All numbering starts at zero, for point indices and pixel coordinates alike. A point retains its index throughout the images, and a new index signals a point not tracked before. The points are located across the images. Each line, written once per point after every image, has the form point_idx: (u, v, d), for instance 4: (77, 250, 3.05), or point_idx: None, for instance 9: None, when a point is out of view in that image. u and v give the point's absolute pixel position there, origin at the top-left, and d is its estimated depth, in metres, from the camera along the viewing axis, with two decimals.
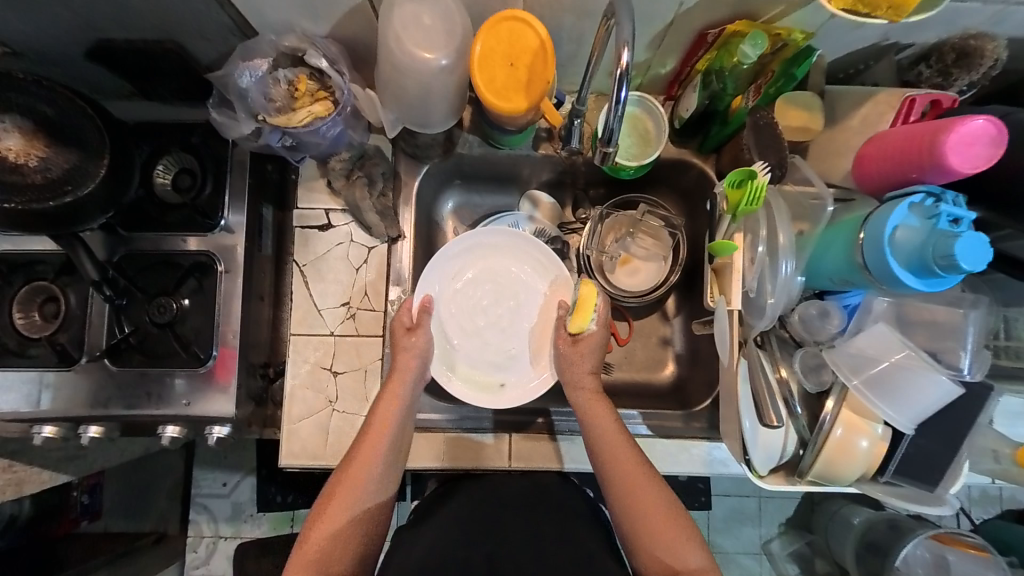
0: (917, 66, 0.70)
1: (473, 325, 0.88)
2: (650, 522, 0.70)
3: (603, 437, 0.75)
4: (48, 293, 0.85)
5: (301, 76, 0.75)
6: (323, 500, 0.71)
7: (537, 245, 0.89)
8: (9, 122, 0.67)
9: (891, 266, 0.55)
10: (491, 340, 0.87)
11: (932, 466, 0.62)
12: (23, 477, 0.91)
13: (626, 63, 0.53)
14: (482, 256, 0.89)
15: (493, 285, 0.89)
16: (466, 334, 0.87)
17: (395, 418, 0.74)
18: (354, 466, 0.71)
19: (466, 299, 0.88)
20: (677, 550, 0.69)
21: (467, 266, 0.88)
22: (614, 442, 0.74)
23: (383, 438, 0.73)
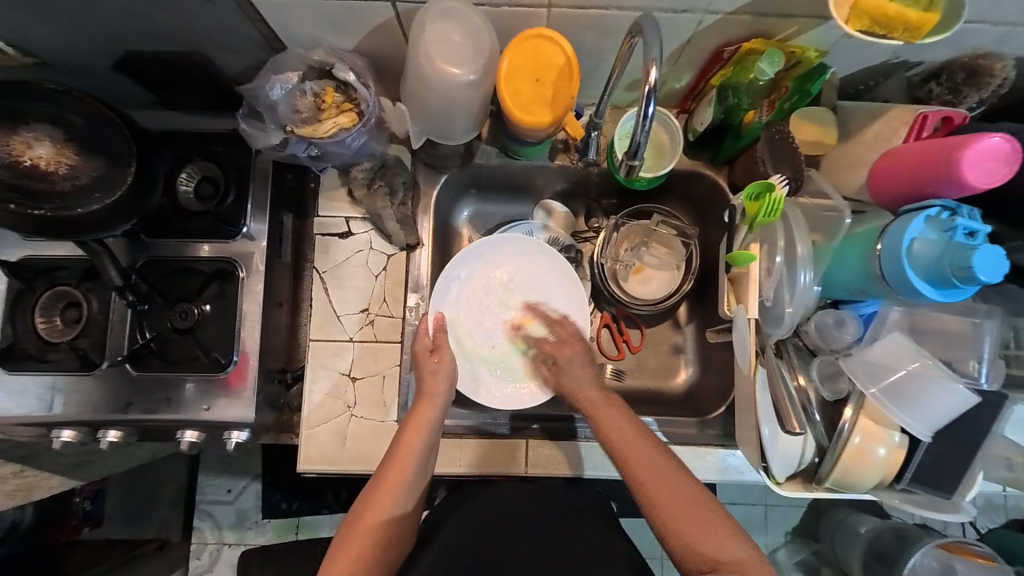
0: (928, 84, 0.73)
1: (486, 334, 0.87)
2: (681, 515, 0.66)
3: (647, 482, 0.68)
4: (69, 299, 0.86)
5: (328, 89, 0.77)
6: (348, 527, 0.68)
7: (547, 256, 0.89)
8: (39, 130, 0.69)
9: (909, 276, 0.56)
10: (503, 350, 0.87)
11: (947, 473, 0.63)
12: (33, 482, 0.91)
13: (655, 80, 0.55)
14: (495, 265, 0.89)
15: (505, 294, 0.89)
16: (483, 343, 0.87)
17: (423, 437, 0.73)
18: (382, 488, 0.69)
19: (477, 308, 0.87)
20: (707, 538, 0.65)
21: (482, 275, 0.88)
22: (654, 471, 0.69)
23: (416, 443, 0.72)
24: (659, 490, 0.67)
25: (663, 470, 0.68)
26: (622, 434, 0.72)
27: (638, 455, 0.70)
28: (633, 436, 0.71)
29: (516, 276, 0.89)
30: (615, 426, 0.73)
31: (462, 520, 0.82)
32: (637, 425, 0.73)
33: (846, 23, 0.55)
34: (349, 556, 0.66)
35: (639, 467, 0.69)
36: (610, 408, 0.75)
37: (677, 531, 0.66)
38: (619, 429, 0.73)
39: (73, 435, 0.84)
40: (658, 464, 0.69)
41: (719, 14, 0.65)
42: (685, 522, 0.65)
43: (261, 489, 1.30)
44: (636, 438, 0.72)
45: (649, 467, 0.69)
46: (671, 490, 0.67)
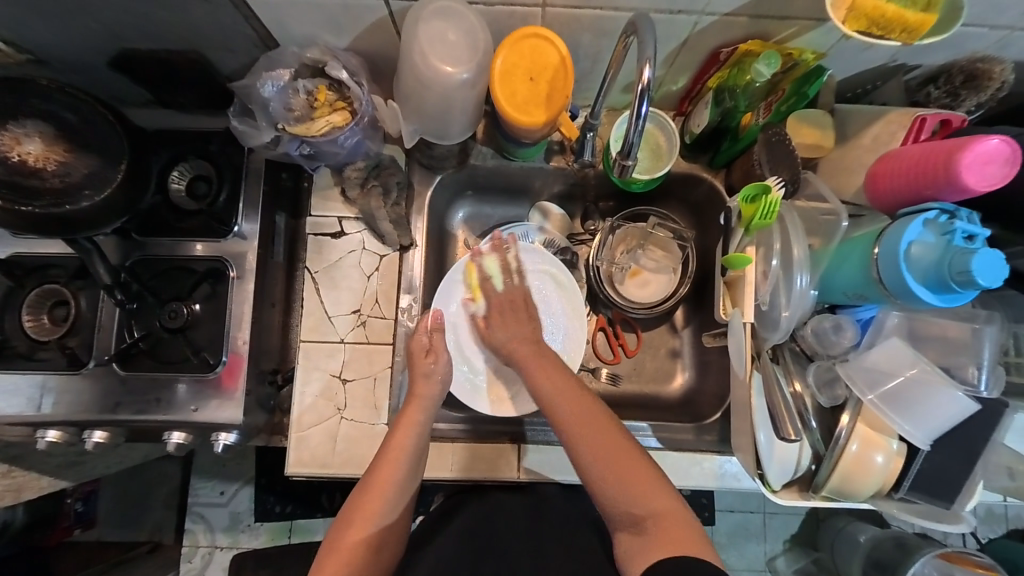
0: (926, 88, 0.73)
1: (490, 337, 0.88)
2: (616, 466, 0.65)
3: (594, 446, 0.66)
4: (60, 297, 0.85)
5: (321, 87, 0.76)
6: (336, 532, 0.67)
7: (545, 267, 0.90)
8: (31, 126, 0.68)
9: (908, 280, 0.55)
10: (507, 353, 0.88)
11: (946, 482, 0.62)
12: (21, 484, 0.90)
13: (648, 79, 0.55)
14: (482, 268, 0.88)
15: (502, 296, 0.89)
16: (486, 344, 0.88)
17: (413, 441, 0.71)
18: (372, 491, 0.68)
19: (478, 312, 0.88)
20: (642, 496, 0.64)
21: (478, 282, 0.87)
22: (596, 436, 0.67)
23: (407, 446, 0.71)
24: (601, 450, 0.66)
25: (610, 434, 0.67)
26: (558, 392, 0.71)
27: (585, 418, 0.68)
28: (570, 394, 0.71)
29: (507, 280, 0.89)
30: (558, 393, 0.71)
31: (457, 527, 0.81)
32: (575, 385, 0.72)
33: (843, 24, 0.54)
34: (340, 558, 0.65)
35: (576, 429, 0.68)
36: (534, 361, 0.75)
37: (612, 486, 0.65)
38: (553, 386, 0.72)
39: (60, 435, 0.83)
40: (607, 432, 0.67)
41: (716, 15, 0.64)
42: (622, 478, 0.65)
43: (254, 492, 1.29)
44: (575, 393, 0.71)
45: (604, 434, 0.67)
46: (609, 442, 0.67)
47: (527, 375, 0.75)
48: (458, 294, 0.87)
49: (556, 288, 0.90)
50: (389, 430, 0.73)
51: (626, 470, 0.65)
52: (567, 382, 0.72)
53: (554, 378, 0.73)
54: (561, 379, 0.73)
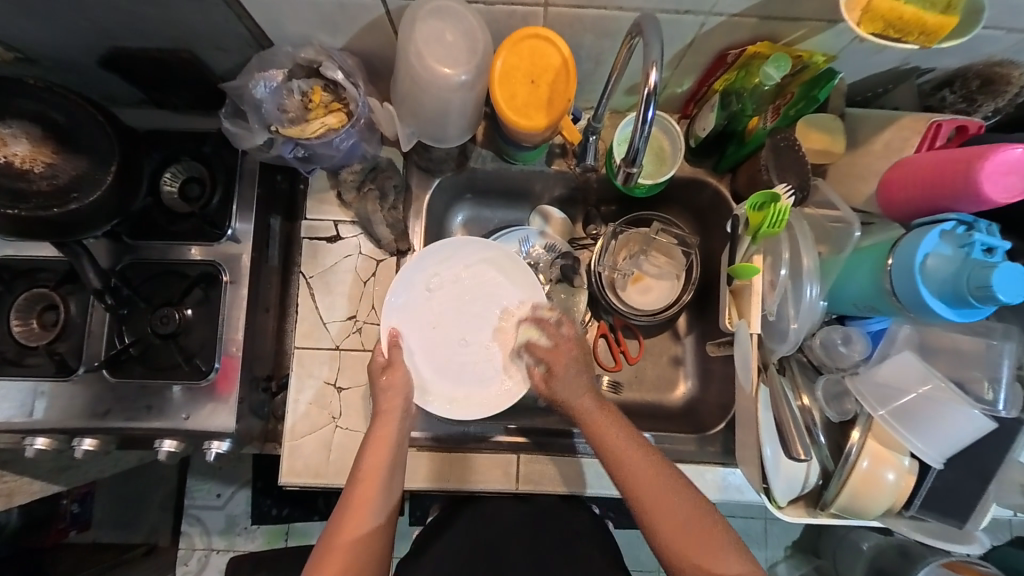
0: (940, 92, 0.71)
1: (450, 342, 0.81)
2: (666, 511, 0.64)
3: (672, 520, 0.64)
4: (48, 301, 0.83)
5: (316, 88, 0.74)
6: (319, 554, 0.65)
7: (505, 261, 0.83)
8: (17, 126, 0.66)
9: (923, 294, 0.53)
10: (470, 356, 0.81)
11: (958, 500, 0.60)
12: (13, 487, 0.87)
13: (654, 83, 0.53)
14: (439, 275, 0.82)
15: (458, 297, 0.82)
16: (455, 343, 0.82)
17: (387, 455, 0.69)
18: (362, 494, 0.67)
19: (437, 315, 0.81)
20: (690, 530, 0.63)
21: (429, 292, 0.81)
22: (653, 485, 0.65)
23: (384, 459, 0.69)
24: (677, 530, 0.63)
25: (679, 500, 0.64)
26: (632, 462, 0.66)
27: (658, 496, 0.65)
28: (631, 446, 0.68)
29: (459, 280, 0.82)
30: (620, 444, 0.68)
31: (455, 536, 0.81)
32: (637, 436, 0.69)
33: (858, 26, 0.52)
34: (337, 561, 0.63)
35: (656, 504, 0.65)
36: (609, 426, 0.69)
37: (688, 560, 0.63)
38: (623, 450, 0.67)
39: (49, 442, 0.81)
40: (679, 503, 0.64)
41: (724, 16, 0.62)
42: (702, 549, 0.62)
43: (251, 494, 1.27)
44: (648, 469, 0.66)
45: (673, 502, 0.64)
46: (683, 514, 0.64)
47: (599, 438, 0.69)
48: (412, 299, 0.80)
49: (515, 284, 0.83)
50: (370, 430, 0.71)
51: (702, 545, 0.62)
52: (628, 433, 0.69)
53: (629, 443, 0.68)
54: (639, 452, 0.67)
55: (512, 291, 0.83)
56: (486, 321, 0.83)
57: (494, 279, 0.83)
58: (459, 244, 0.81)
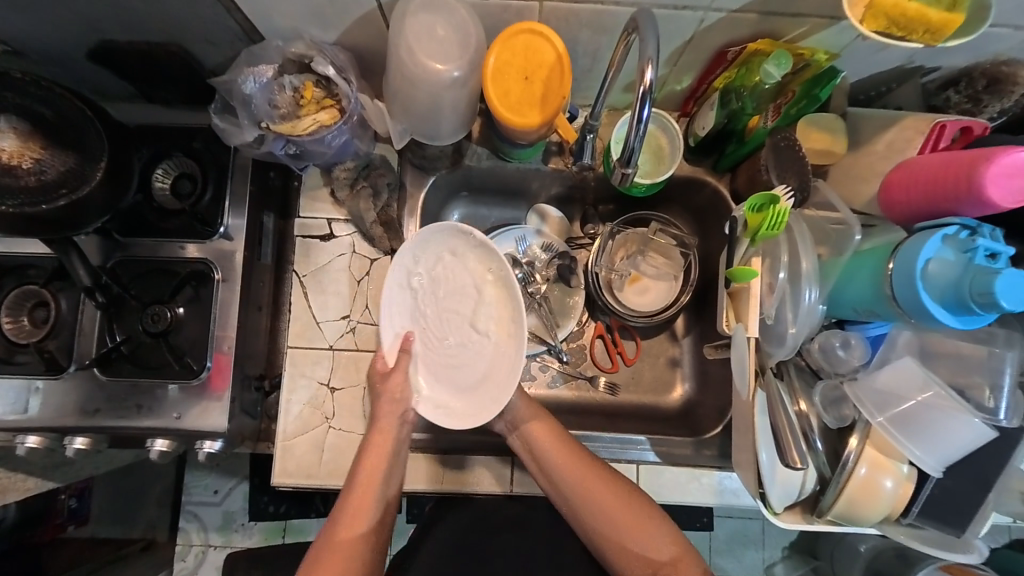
0: (945, 92, 0.69)
1: (435, 345, 0.75)
2: (618, 515, 0.68)
3: (602, 509, 0.69)
4: (38, 298, 0.82)
5: (307, 84, 0.73)
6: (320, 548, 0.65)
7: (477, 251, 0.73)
8: (4, 122, 0.64)
9: (924, 299, 0.52)
10: (455, 359, 0.74)
11: (957, 508, 0.59)
12: (5, 484, 0.87)
13: (650, 80, 0.51)
14: (418, 273, 0.75)
15: (438, 294, 0.74)
16: (440, 343, 0.75)
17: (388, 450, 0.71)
18: (361, 499, 0.68)
19: (422, 317, 0.75)
20: (650, 541, 0.67)
21: (409, 288, 0.75)
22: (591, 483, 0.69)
23: (385, 453, 0.71)
24: (606, 515, 0.68)
25: (608, 486, 0.69)
26: (560, 457, 0.71)
27: (585, 485, 0.70)
28: (564, 450, 0.72)
29: (437, 275, 0.74)
30: (557, 452, 0.71)
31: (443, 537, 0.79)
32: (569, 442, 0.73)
33: (860, 24, 0.50)
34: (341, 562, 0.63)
35: (584, 490, 0.69)
36: (543, 427, 0.73)
37: (616, 538, 0.68)
38: (556, 450, 0.71)
39: (40, 441, 0.81)
40: (610, 490, 0.69)
41: (723, 12, 0.60)
42: (626, 528, 0.67)
43: (248, 490, 1.27)
44: (579, 461, 0.71)
45: (605, 492, 0.69)
46: (616, 502, 0.69)
47: (530, 442, 0.73)
48: (398, 301, 0.75)
49: (484, 275, 0.73)
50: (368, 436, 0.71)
51: (629, 525, 0.67)
52: (561, 437, 0.73)
53: (558, 443, 0.72)
54: (552, 435, 0.73)
55: (483, 284, 0.73)
56: (464, 319, 0.74)
57: (463, 271, 0.74)
58: (433, 237, 0.73)
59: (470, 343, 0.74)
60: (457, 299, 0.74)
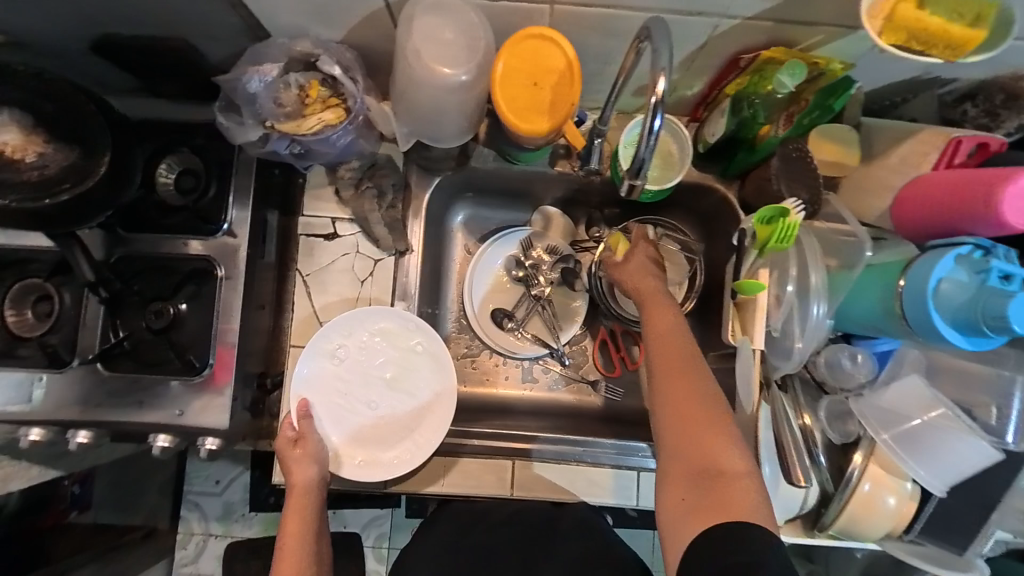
0: (963, 105, 0.68)
1: (358, 407, 0.81)
2: (690, 414, 0.57)
3: (681, 413, 0.58)
4: (40, 292, 0.82)
5: (312, 82, 0.72)
6: None
7: (400, 324, 0.82)
8: (7, 116, 0.64)
9: (934, 319, 0.51)
10: (380, 418, 0.81)
11: (958, 527, 0.59)
12: (7, 473, 0.86)
13: (662, 90, 0.50)
14: (342, 345, 0.81)
15: (367, 363, 0.81)
16: (361, 408, 0.81)
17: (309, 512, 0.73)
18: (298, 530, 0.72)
19: (345, 384, 0.81)
20: (718, 454, 0.55)
21: (330, 358, 0.80)
22: (680, 373, 0.60)
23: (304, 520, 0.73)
24: (679, 411, 0.58)
25: (704, 392, 0.58)
26: (664, 335, 0.64)
27: (674, 369, 0.60)
28: (673, 330, 0.64)
29: (361, 345, 0.81)
30: (664, 324, 0.65)
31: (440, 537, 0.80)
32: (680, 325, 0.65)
33: (879, 36, 0.49)
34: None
35: (674, 375, 0.60)
36: (663, 309, 0.67)
37: (677, 437, 0.57)
38: (664, 328, 0.64)
39: (42, 434, 0.81)
40: (697, 387, 0.59)
41: (737, 19, 0.59)
42: (696, 431, 0.56)
43: (249, 481, 1.28)
44: (680, 346, 0.62)
45: (694, 391, 0.58)
46: (695, 402, 0.58)
47: (647, 313, 0.67)
48: (318, 369, 0.80)
49: (411, 343, 0.82)
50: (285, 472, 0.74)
51: (700, 430, 0.56)
52: (675, 322, 0.65)
53: (671, 325, 0.65)
54: (665, 315, 0.66)
55: (410, 350, 0.82)
56: (387, 382, 0.82)
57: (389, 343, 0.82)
58: (364, 313, 0.81)
59: (393, 404, 0.81)
60: (382, 367, 0.82)
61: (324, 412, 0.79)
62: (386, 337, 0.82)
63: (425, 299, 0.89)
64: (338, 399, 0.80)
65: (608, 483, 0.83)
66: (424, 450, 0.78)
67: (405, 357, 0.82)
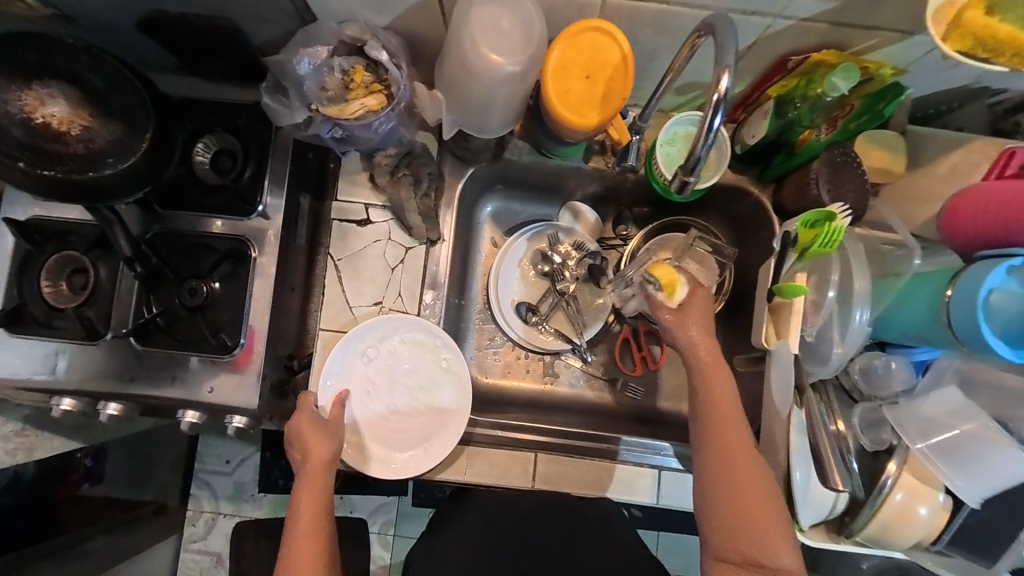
0: (1016, 116, 0.67)
1: (380, 408, 0.83)
2: (746, 501, 0.58)
3: (737, 500, 0.58)
4: (77, 264, 0.83)
5: (358, 67, 0.72)
6: None
7: (428, 337, 0.84)
8: (56, 88, 0.65)
9: (985, 331, 0.50)
10: (398, 420, 0.82)
11: (991, 541, 0.58)
12: (33, 442, 0.90)
13: (725, 89, 0.50)
14: (373, 346, 0.83)
15: (394, 367, 0.84)
16: (381, 410, 0.83)
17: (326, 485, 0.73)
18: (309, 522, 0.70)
19: (370, 384, 0.83)
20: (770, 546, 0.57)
21: (359, 359, 0.83)
22: (737, 458, 0.60)
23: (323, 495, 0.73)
24: (732, 494, 0.58)
25: (760, 477, 0.59)
26: (722, 407, 0.62)
27: (733, 453, 0.60)
28: (732, 404, 0.62)
29: (389, 349, 0.84)
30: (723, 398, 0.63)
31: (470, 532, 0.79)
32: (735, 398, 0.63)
33: (943, 42, 0.49)
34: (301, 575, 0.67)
35: (732, 456, 0.60)
36: (719, 373, 0.64)
37: (731, 519, 0.58)
38: (722, 399, 0.62)
39: (73, 404, 0.83)
40: (753, 466, 0.59)
41: (793, 20, 0.59)
42: (752, 517, 0.57)
43: (260, 463, 1.29)
44: (736, 422, 0.61)
45: (750, 471, 0.59)
46: (751, 486, 0.58)
47: (704, 378, 0.64)
48: (348, 365, 0.82)
49: (436, 356, 0.84)
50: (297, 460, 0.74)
51: (756, 519, 0.57)
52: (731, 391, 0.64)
53: (727, 394, 0.63)
54: (723, 388, 0.64)
55: (436, 363, 0.84)
56: (410, 389, 0.84)
57: (415, 352, 0.84)
58: (395, 319, 0.83)
59: (413, 410, 0.83)
60: (407, 373, 0.84)
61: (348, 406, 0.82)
62: (414, 347, 0.84)
63: (453, 289, 0.90)
64: (361, 398, 0.83)
65: (629, 480, 0.83)
66: (435, 458, 0.80)
67: (430, 368, 0.84)
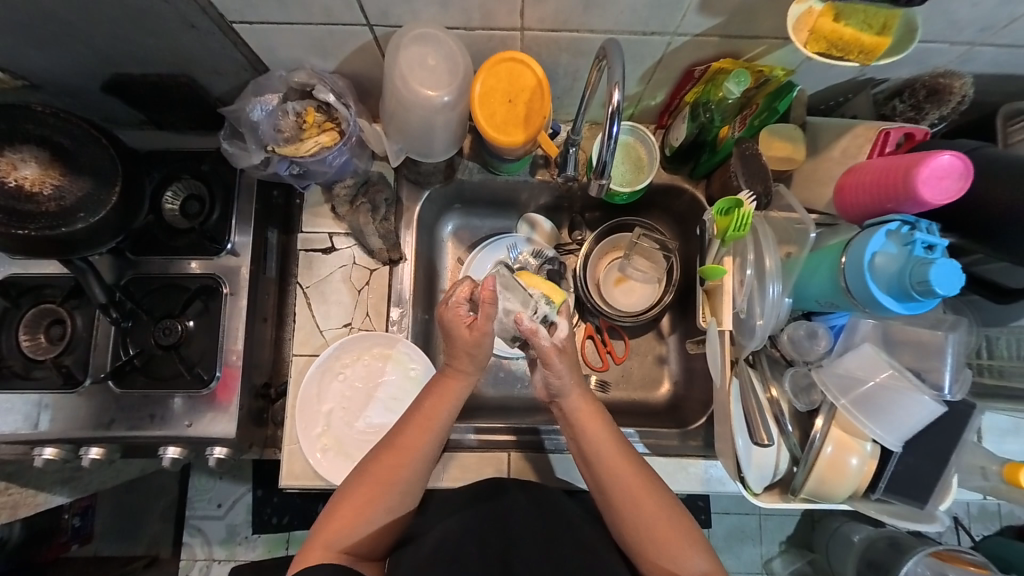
0: (892, 101, 0.75)
1: (356, 422, 0.86)
2: (655, 527, 0.64)
3: (645, 523, 0.64)
4: (54, 316, 0.86)
5: (309, 109, 0.79)
6: (337, 499, 0.65)
7: (397, 349, 0.87)
8: (26, 152, 0.69)
9: (871, 288, 0.58)
10: (376, 433, 0.86)
11: (920, 483, 0.64)
12: (18, 500, 0.88)
13: (617, 101, 0.58)
14: (348, 365, 0.87)
15: (370, 381, 0.88)
16: (361, 427, 0.86)
17: (443, 425, 0.68)
18: (371, 489, 0.65)
19: (349, 399, 0.87)
20: (685, 560, 0.63)
21: (337, 377, 0.87)
22: (631, 488, 0.65)
23: (426, 454, 0.67)
24: (645, 528, 0.65)
25: (655, 501, 0.65)
26: (604, 451, 0.67)
27: (627, 485, 0.66)
28: (608, 438, 0.68)
29: (363, 367, 0.88)
30: (600, 436, 0.68)
31: (454, 525, 0.70)
32: (614, 440, 0.68)
33: (805, 46, 0.58)
34: (336, 523, 0.64)
35: (631, 492, 0.65)
36: (592, 420, 0.69)
37: (651, 553, 0.65)
38: (602, 444, 0.68)
39: (57, 452, 0.82)
40: (652, 497, 0.65)
41: (688, 36, 0.67)
42: (664, 540, 0.64)
43: (252, 502, 1.22)
44: (628, 468, 0.66)
45: (648, 505, 0.65)
46: (653, 518, 0.64)
47: (579, 428, 0.69)
48: (324, 383, 0.86)
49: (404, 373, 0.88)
50: (399, 425, 0.69)
51: (665, 541, 0.64)
52: (606, 427, 0.69)
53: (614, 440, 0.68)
54: (599, 425, 0.69)
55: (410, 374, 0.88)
56: (387, 401, 0.88)
57: (385, 367, 0.88)
58: (366, 337, 0.87)
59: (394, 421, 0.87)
60: (382, 387, 0.88)
61: (329, 422, 0.85)
62: (383, 361, 0.88)
63: (420, 305, 0.94)
64: (342, 414, 0.86)
65: None
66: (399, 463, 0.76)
67: (404, 379, 0.88)
